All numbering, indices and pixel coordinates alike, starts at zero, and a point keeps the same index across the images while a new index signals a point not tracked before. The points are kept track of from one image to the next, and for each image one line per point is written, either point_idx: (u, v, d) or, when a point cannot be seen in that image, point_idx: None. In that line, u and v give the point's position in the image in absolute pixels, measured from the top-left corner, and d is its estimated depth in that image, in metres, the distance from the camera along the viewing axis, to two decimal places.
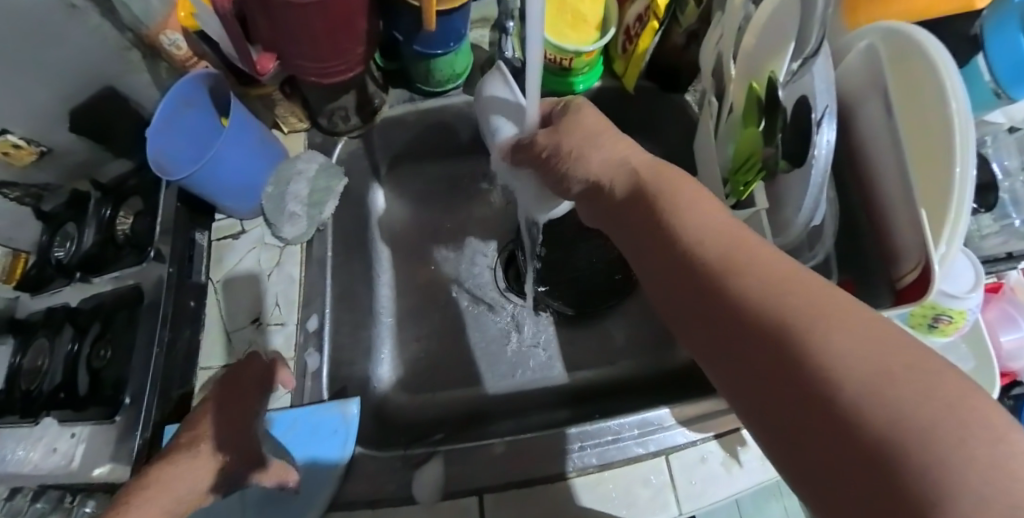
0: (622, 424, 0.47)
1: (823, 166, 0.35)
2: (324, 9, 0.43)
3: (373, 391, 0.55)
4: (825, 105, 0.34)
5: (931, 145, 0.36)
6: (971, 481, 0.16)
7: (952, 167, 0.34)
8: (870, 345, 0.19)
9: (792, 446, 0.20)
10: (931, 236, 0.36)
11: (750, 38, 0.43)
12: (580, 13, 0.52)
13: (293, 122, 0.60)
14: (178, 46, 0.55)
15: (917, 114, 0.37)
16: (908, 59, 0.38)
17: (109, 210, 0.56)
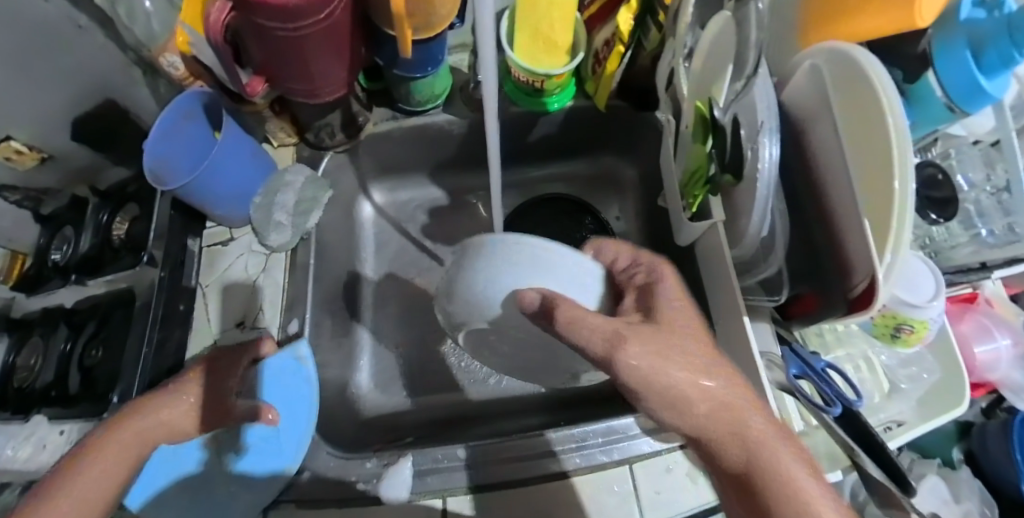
0: (586, 431, 0.49)
1: (768, 178, 0.36)
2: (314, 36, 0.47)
3: (351, 396, 0.57)
4: (766, 123, 0.36)
5: (876, 162, 0.37)
6: None
7: (892, 182, 0.35)
8: None
9: None
10: (876, 248, 0.38)
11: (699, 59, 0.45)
12: (553, 39, 0.54)
13: (283, 136, 0.64)
14: (175, 67, 0.59)
15: (861, 132, 0.39)
16: (852, 78, 0.39)
17: (106, 215, 0.58)
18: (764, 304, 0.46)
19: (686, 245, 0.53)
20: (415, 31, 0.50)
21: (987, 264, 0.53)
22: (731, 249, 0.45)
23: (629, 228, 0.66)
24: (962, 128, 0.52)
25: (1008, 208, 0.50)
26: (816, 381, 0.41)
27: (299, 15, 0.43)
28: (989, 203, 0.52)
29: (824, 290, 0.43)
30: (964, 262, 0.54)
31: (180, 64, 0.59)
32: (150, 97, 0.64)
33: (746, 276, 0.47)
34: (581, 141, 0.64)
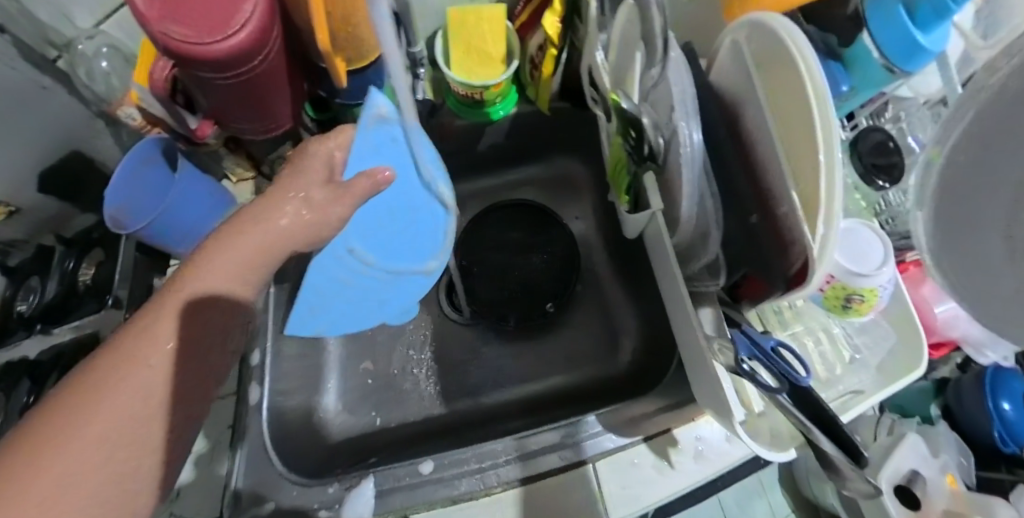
0: (549, 433, 0.49)
1: (689, 162, 0.38)
2: (252, 80, 0.52)
3: (318, 421, 0.57)
4: (683, 114, 0.38)
5: (802, 127, 0.37)
6: None
7: (818, 155, 0.35)
8: None
9: None
10: (807, 221, 0.38)
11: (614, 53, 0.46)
12: (485, 51, 0.56)
13: (241, 172, 0.67)
14: (134, 117, 0.62)
15: (784, 103, 0.39)
16: (775, 50, 0.39)
17: (71, 262, 0.60)
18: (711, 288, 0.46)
19: (634, 237, 0.52)
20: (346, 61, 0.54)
21: None
22: (669, 236, 0.45)
23: (588, 228, 0.66)
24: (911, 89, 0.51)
25: None
26: (765, 361, 0.40)
27: (229, 65, 0.49)
28: None
29: (763, 267, 0.42)
30: None
31: (137, 114, 0.62)
32: (113, 144, 0.66)
33: (689, 261, 0.47)
34: (532, 147, 0.65)
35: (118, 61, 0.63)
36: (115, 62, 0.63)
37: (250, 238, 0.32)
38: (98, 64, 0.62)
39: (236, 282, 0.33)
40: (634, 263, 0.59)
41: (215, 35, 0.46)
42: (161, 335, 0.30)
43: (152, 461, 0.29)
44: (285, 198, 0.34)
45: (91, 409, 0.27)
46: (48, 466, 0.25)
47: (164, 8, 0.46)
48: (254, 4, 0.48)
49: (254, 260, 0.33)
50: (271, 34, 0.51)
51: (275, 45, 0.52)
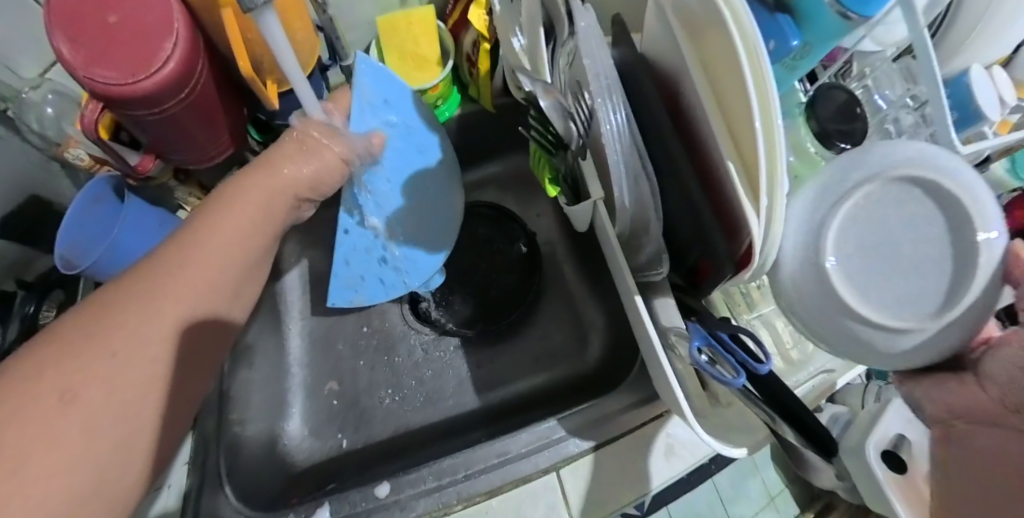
0: (510, 443, 0.47)
1: (613, 143, 0.36)
2: (186, 111, 0.51)
3: (282, 449, 0.55)
4: (603, 98, 0.36)
5: (736, 90, 0.33)
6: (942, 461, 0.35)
7: (752, 120, 0.31)
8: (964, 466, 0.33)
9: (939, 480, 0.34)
10: (749, 196, 0.34)
11: (531, 37, 0.43)
12: (421, 55, 0.53)
13: (194, 201, 0.66)
14: (82, 158, 0.61)
15: (719, 66, 0.35)
16: (694, 12, 0.36)
17: (32, 306, 0.58)
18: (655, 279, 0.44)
19: (585, 230, 0.50)
20: (278, 84, 0.54)
21: None
22: (613, 226, 0.43)
23: (551, 224, 0.64)
24: (871, 43, 0.47)
25: (927, 121, 0.46)
26: (723, 352, 0.38)
27: (159, 100, 0.48)
28: (909, 120, 0.48)
29: (710, 252, 0.39)
30: None
31: (85, 154, 0.61)
32: (71, 186, 0.66)
33: (638, 250, 0.44)
34: (485, 147, 0.63)
35: (66, 104, 0.61)
36: (63, 106, 0.60)
37: (217, 237, 0.43)
38: (44, 110, 0.58)
39: (206, 270, 0.42)
40: (596, 258, 0.57)
41: (140, 73, 0.45)
42: (148, 327, 0.39)
43: (174, 397, 0.41)
44: (237, 210, 0.43)
45: (87, 353, 0.36)
46: (74, 403, 0.35)
47: (89, 53, 0.45)
48: (176, 35, 0.47)
49: (221, 260, 0.43)
50: (198, 63, 0.50)
51: (203, 74, 0.51)
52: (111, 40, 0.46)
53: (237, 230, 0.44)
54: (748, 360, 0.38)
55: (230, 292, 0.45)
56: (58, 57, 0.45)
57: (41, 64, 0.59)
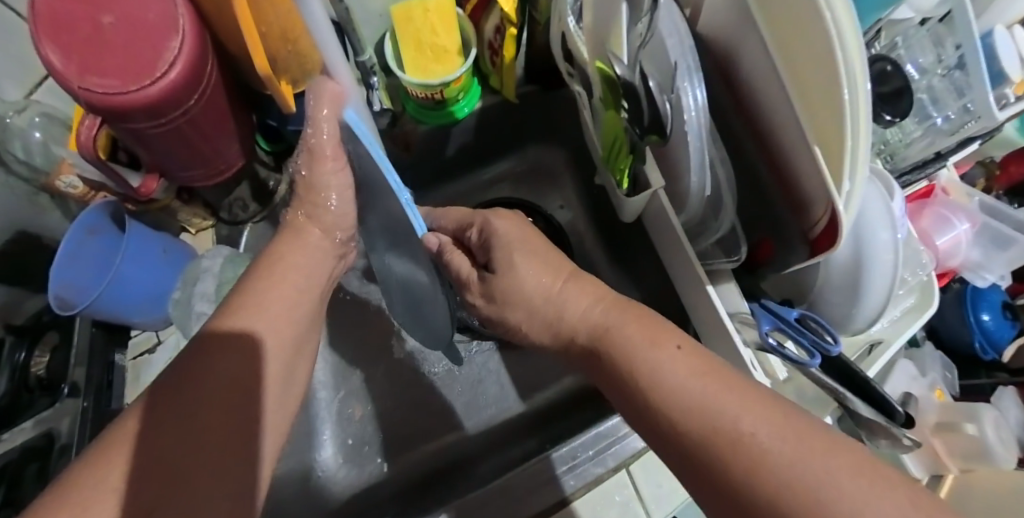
0: (576, 446, 0.44)
1: (697, 126, 0.34)
2: (192, 122, 0.48)
3: (318, 481, 0.51)
4: (683, 64, 0.33)
5: (812, 60, 0.33)
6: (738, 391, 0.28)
7: (841, 92, 0.31)
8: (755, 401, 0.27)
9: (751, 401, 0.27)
10: (832, 178, 0.35)
11: (589, 13, 0.41)
12: (440, 45, 0.52)
13: (198, 222, 0.63)
14: (75, 186, 0.57)
15: (792, 31, 0.33)
16: None
17: (23, 352, 0.53)
18: (723, 265, 0.43)
19: (631, 220, 0.50)
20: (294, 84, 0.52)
21: (942, 151, 0.53)
22: (677, 215, 0.43)
23: (575, 216, 0.63)
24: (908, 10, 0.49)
25: (960, 87, 0.48)
26: (793, 334, 0.40)
27: (164, 110, 0.45)
28: (941, 86, 0.50)
29: (778, 227, 0.42)
30: (919, 157, 0.54)
31: (79, 182, 0.57)
32: (62, 218, 0.62)
33: (701, 236, 0.43)
34: (503, 142, 0.62)
35: (54, 128, 0.57)
36: (51, 130, 0.56)
37: (266, 293, 0.36)
38: (32, 136, 0.54)
39: (269, 329, 0.34)
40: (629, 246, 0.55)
41: (145, 79, 0.42)
42: (220, 393, 0.31)
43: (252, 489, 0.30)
44: (282, 275, 0.37)
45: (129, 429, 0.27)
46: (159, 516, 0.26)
47: (83, 61, 0.42)
48: (182, 34, 0.44)
49: (270, 316, 0.35)
50: (206, 66, 0.47)
51: (212, 79, 0.48)
52: (106, 47, 0.42)
53: (285, 291, 0.36)
54: (821, 340, 0.39)
55: (295, 338, 0.36)
56: (46, 68, 0.41)
57: (25, 87, 0.55)
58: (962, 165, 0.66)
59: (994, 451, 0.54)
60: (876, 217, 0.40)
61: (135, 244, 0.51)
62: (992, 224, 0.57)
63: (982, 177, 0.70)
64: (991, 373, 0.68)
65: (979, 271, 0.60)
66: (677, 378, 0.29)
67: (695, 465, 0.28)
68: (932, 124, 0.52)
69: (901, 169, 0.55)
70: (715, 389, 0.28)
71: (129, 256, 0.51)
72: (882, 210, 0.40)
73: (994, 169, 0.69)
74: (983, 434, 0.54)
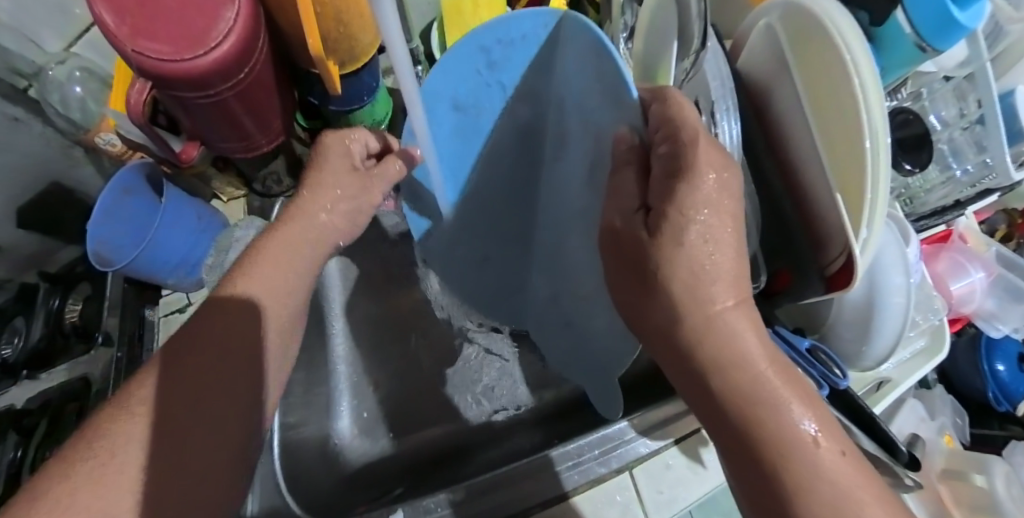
0: (582, 446, 0.46)
1: (731, 162, 0.36)
2: (239, 95, 0.49)
3: (335, 448, 0.54)
4: (721, 103, 0.36)
5: (840, 116, 0.38)
6: (857, 472, 0.26)
7: (863, 143, 0.36)
8: (868, 492, 0.25)
9: (866, 483, 0.26)
10: (852, 223, 0.39)
11: (641, 42, 0.45)
12: None
13: (231, 191, 0.65)
14: (113, 143, 0.58)
15: (824, 87, 0.38)
16: (814, 38, 0.38)
17: (57, 300, 0.55)
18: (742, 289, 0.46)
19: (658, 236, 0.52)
20: (343, 66, 0.52)
21: (960, 201, 0.55)
22: None
23: None
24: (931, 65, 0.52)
25: (981, 142, 0.49)
26: (805, 365, 0.44)
27: (212, 82, 0.45)
28: (962, 140, 0.51)
29: (795, 262, 0.45)
30: (937, 204, 0.57)
31: (117, 139, 0.58)
32: (95, 174, 0.64)
33: None
34: None
35: (92, 84, 0.58)
36: (89, 85, 0.58)
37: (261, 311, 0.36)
38: (71, 90, 0.55)
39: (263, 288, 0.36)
40: None
41: (199, 49, 0.43)
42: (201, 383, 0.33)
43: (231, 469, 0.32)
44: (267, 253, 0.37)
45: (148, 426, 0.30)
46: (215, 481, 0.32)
47: (136, 23, 0.42)
48: (237, 5, 0.45)
49: (281, 278, 0.37)
50: (259, 40, 0.48)
51: (264, 54, 0.49)
52: (158, 12, 0.42)
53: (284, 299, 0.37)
54: (829, 373, 0.44)
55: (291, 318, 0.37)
56: (98, 26, 0.41)
57: (66, 38, 0.57)
58: (983, 213, 0.68)
59: (1002, 507, 0.57)
60: (892, 263, 0.42)
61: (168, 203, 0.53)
62: (1010, 279, 0.59)
63: (1004, 223, 0.70)
64: (1004, 424, 0.70)
65: (993, 322, 0.62)
66: (798, 435, 0.26)
67: None
68: (953, 176, 0.54)
69: (919, 214, 0.58)
70: (833, 466, 0.26)
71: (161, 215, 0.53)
72: (898, 255, 0.42)
73: (1016, 217, 0.69)
74: (991, 486, 0.57)
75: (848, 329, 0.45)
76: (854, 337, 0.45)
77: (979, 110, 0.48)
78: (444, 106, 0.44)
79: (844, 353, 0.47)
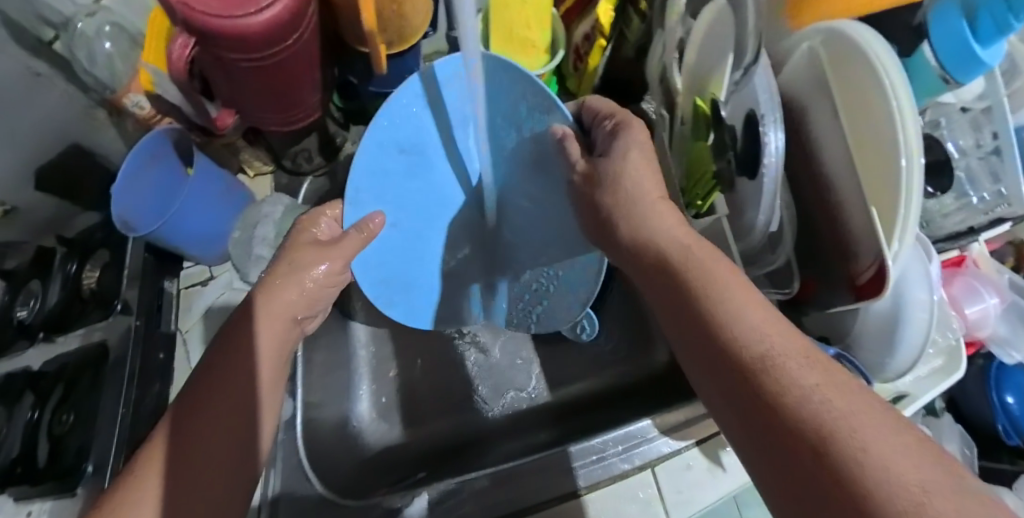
0: (605, 441, 0.47)
1: (774, 173, 0.37)
2: (281, 63, 0.47)
3: (351, 430, 0.54)
4: (766, 115, 0.37)
5: (875, 136, 0.39)
6: (856, 392, 0.24)
7: (898, 161, 0.37)
8: (865, 409, 0.23)
9: (863, 401, 0.23)
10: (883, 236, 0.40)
11: (692, 52, 0.46)
12: (529, 39, 0.54)
13: (257, 165, 0.64)
14: (141, 106, 0.57)
15: (862, 109, 0.40)
16: (851, 59, 0.40)
17: (75, 264, 0.54)
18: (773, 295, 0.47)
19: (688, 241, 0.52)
20: (388, 47, 0.52)
21: (974, 227, 0.57)
22: (737, 242, 0.46)
23: None
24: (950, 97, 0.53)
25: (996, 172, 0.53)
26: None
27: (259, 46, 0.44)
28: (979, 167, 0.54)
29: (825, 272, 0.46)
30: (952, 229, 0.57)
31: (145, 102, 0.57)
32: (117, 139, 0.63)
33: (752, 268, 0.46)
34: None
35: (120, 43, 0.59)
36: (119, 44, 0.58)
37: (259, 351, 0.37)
38: (99, 46, 0.57)
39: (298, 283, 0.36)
40: None
41: (250, 7, 0.41)
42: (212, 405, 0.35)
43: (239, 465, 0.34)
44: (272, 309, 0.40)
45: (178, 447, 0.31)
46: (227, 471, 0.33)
47: None
48: None
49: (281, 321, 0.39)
50: (309, 10, 0.46)
51: (311, 25, 0.48)
52: None
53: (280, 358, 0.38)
54: None
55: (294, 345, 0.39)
56: None
57: None
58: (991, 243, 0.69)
59: None
60: (915, 279, 0.44)
61: (196, 172, 0.52)
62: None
63: None
64: None
65: (1007, 347, 0.62)
66: (784, 353, 0.26)
67: (778, 466, 0.23)
68: (968, 202, 0.55)
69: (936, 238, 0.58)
70: (827, 382, 0.24)
71: (188, 184, 0.52)
72: (923, 272, 0.44)
73: None
74: None
75: (872, 343, 0.47)
76: (877, 350, 0.47)
77: (994, 141, 0.52)
78: (392, 148, 0.46)
79: (867, 365, 0.49)
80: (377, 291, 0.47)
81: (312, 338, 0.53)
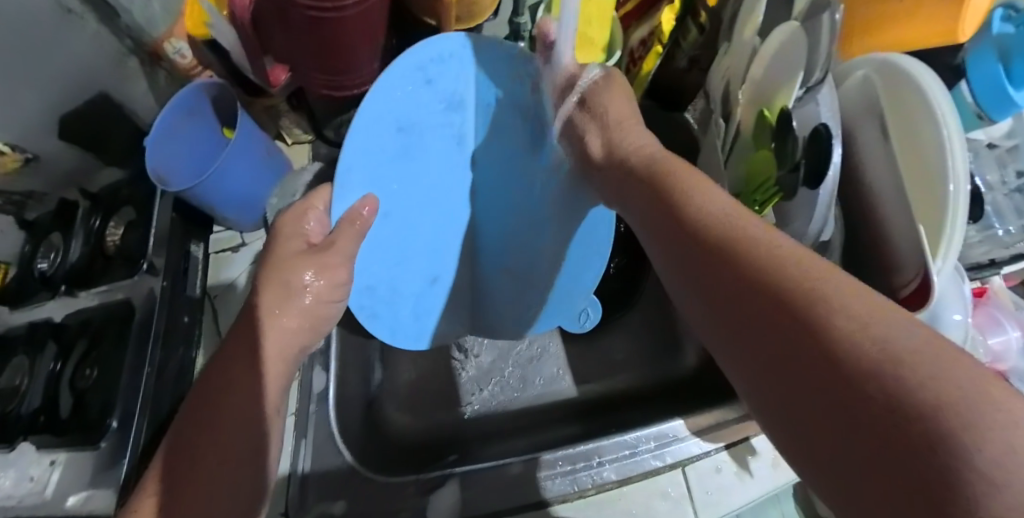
0: (638, 437, 0.47)
1: (830, 185, 0.38)
2: (342, 24, 0.45)
3: (376, 409, 0.53)
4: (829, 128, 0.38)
5: (922, 161, 0.41)
6: (874, 302, 0.20)
7: (945, 187, 0.38)
8: (879, 316, 0.19)
9: (877, 311, 0.20)
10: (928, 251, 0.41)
11: (758, 68, 0.46)
12: (589, 36, 0.54)
13: (298, 134, 0.64)
14: (182, 54, 0.56)
15: (910, 136, 0.42)
16: (901, 92, 0.42)
17: (98, 220, 0.52)
18: None
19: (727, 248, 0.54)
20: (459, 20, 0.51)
21: (996, 260, 0.58)
22: None
23: None
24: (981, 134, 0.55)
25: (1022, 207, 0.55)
26: None
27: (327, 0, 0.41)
28: (1005, 202, 0.56)
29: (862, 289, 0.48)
30: (977, 259, 0.58)
31: (187, 51, 0.56)
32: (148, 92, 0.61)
33: None
34: None
35: None
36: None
37: (266, 343, 0.37)
38: None
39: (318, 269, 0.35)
40: None
41: None
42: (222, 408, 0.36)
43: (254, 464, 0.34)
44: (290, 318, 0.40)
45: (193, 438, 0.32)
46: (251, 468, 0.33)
47: None
48: None
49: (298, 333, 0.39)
50: None
51: None
52: None
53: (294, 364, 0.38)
54: None
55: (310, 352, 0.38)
56: None
57: None
58: None
59: None
60: (952, 299, 0.46)
61: (237, 132, 0.51)
62: None
63: None
64: None
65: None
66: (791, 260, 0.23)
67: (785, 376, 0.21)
68: (994, 234, 0.56)
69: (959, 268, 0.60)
70: (839, 291, 0.21)
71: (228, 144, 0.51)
72: (957, 293, 0.46)
73: None
74: None
75: None
76: None
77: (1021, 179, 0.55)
78: (388, 128, 0.41)
79: None
80: (361, 300, 0.46)
81: (346, 314, 0.52)
